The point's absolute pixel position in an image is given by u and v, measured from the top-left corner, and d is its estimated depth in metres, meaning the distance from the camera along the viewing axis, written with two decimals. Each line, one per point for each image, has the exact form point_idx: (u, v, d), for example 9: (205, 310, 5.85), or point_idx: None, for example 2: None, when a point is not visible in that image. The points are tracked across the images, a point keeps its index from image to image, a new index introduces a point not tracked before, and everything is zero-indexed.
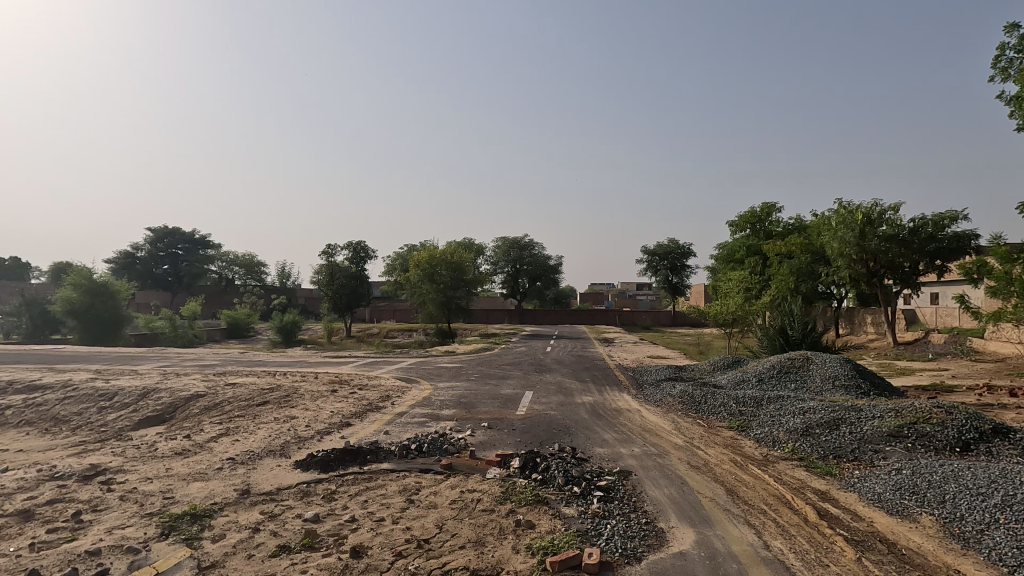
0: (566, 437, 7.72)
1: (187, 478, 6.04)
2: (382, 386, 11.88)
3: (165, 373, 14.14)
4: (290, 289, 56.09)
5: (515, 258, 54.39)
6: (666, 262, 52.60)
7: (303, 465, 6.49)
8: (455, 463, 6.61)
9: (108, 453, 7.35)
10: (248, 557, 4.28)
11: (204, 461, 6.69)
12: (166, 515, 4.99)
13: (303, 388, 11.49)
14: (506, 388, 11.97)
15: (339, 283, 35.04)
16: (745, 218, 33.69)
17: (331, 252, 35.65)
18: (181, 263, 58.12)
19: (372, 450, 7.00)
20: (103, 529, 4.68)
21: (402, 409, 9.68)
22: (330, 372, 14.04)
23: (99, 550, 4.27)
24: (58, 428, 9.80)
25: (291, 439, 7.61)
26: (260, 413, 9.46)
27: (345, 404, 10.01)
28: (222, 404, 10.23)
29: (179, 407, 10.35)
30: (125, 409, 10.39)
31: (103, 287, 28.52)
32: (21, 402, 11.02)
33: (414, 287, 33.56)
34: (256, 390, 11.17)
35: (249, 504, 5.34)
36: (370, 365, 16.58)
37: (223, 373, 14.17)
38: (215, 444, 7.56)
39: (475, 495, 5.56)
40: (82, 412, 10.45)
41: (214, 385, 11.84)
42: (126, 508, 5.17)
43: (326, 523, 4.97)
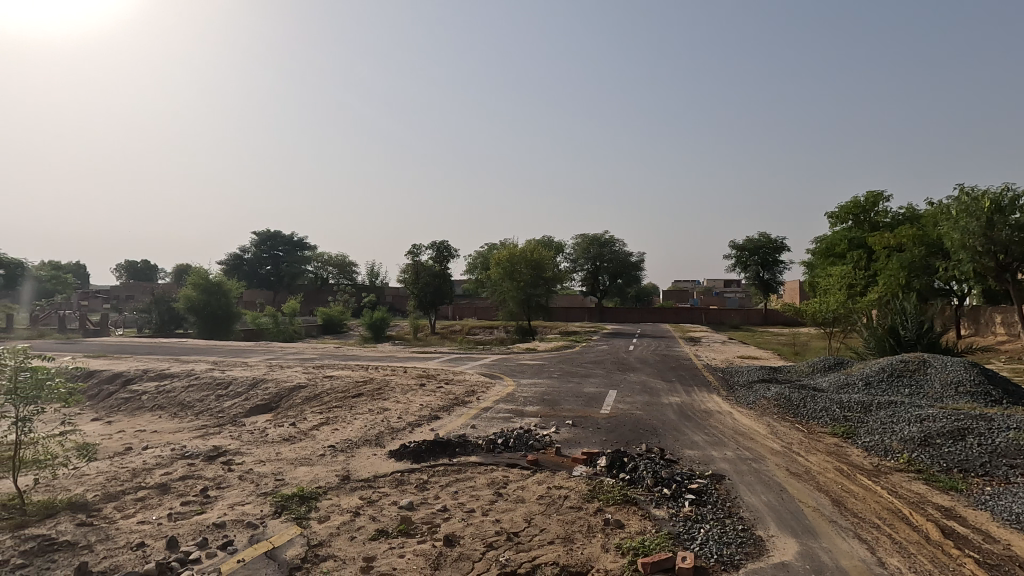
0: (654, 438, 7.53)
1: (294, 462, 6.55)
2: (467, 381, 12.21)
3: (270, 366, 15.35)
4: (378, 287, 58.79)
5: (596, 255, 53.69)
6: (756, 258, 49.80)
7: (398, 455, 6.80)
8: (541, 460, 6.66)
9: (226, 436, 8.12)
10: (351, 539, 4.56)
11: (309, 448, 7.19)
12: (279, 495, 5.43)
13: (393, 381, 12.04)
14: (589, 386, 11.88)
15: (423, 282, 36.29)
16: (847, 209, 31.15)
17: (417, 252, 36.95)
18: (282, 263, 62.71)
19: (460, 443, 7.20)
20: (226, 505, 5.18)
21: (487, 404, 9.89)
22: (417, 367, 14.61)
23: (224, 524, 4.72)
24: (184, 413, 10.96)
25: (385, 430, 8.01)
26: (356, 404, 10.04)
27: (432, 398, 10.35)
28: (321, 395, 10.94)
29: (285, 396, 11.22)
30: (239, 397, 11.41)
31: (217, 286, 31.28)
32: (153, 389, 12.40)
33: (495, 287, 34.11)
34: (352, 383, 11.85)
35: (350, 489, 5.70)
36: (454, 360, 17.07)
37: (321, 366, 15.14)
38: (317, 432, 8.11)
39: (562, 492, 5.58)
40: (203, 398, 11.59)
41: (313, 378, 12.69)
42: (244, 487, 5.69)
43: (420, 511, 5.19)
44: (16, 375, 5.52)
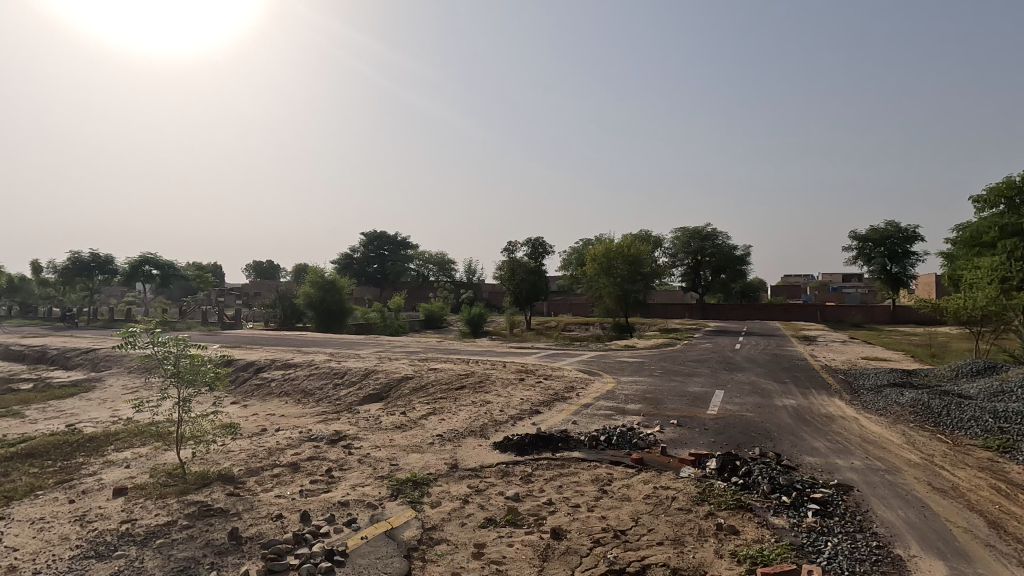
0: (768, 442, 7.08)
1: (407, 449, 6.93)
2: (566, 377, 12.20)
3: (380, 357, 16.37)
4: (475, 284, 60.46)
5: (696, 249, 51.34)
6: (882, 248, 45.06)
7: (502, 447, 6.97)
8: (646, 459, 6.51)
9: (344, 422, 8.79)
10: (462, 525, 4.75)
11: (419, 436, 7.58)
12: (395, 479, 5.78)
13: (494, 375, 12.33)
14: (694, 386, 11.41)
15: (519, 278, 36.79)
16: (996, 191, 27.35)
17: (512, 249, 37.54)
18: (387, 262, 66.43)
19: (563, 438, 7.23)
20: (349, 485, 5.61)
21: (587, 400, 9.83)
22: (517, 362, 14.85)
23: (348, 502, 5.11)
24: (307, 400, 12.00)
25: (489, 422, 8.23)
26: (460, 396, 10.41)
27: (533, 392, 10.48)
28: (427, 386, 11.49)
29: (394, 386, 11.90)
30: (353, 386, 12.29)
31: (332, 283, 33.70)
32: (280, 376, 13.70)
33: (591, 282, 33.77)
34: (455, 375, 12.30)
35: (458, 477, 5.92)
36: (552, 356, 17.15)
37: (426, 359, 15.88)
38: (425, 421, 8.52)
39: (670, 493, 5.41)
40: (322, 386, 12.62)
41: (419, 369, 13.35)
42: (363, 470, 6.12)
43: (526, 503, 5.28)
44: (177, 361, 6.34)
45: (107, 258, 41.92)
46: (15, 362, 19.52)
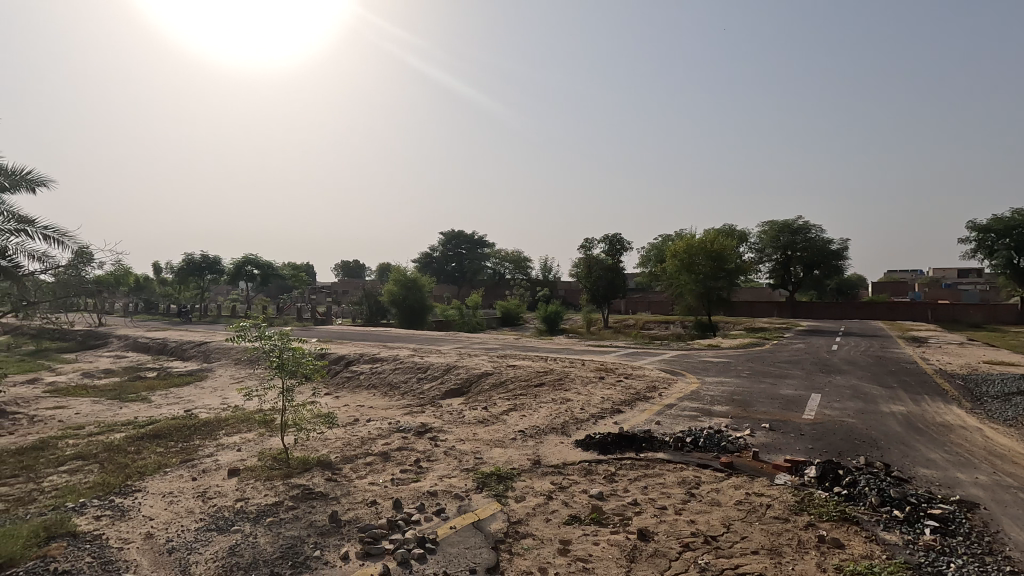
0: (875, 451, 6.54)
1: (490, 443, 7.06)
2: (648, 377, 11.92)
3: (460, 354, 16.79)
4: (552, 282, 60.31)
5: (786, 243, 48.32)
6: (1007, 241, 40.17)
7: (584, 445, 6.93)
8: (736, 462, 6.23)
9: (429, 415, 9.11)
10: (547, 521, 4.77)
11: (501, 431, 7.70)
12: (480, 472, 5.91)
13: (573, 373, 12.28)
14: (787, 388, 10.75)
15: (596, 275, 36.28)
16: None
17: (589, 246, 37.13)
18: (465, 260, 67.87)
19: (646, 438, 7.08)
20: (436, 476, 5.81)
21: (670, 401, 9.56)
22: (595, 360, 14.70)
23: (436, 492, 5.29)
24: (393, 393, 12.55)
25: (570, 419, 8.21)
26: (540, 393, 10.47)
27: (613, 391, 10.32)
28: (506, 382, 11.65)
29: (475, 382, 12.17)
30: (436, 381, 12.69)
31: (413, 281, 34.90)
32: (368, 370, 14.41)
33: (672, 280, 32.72)
34: (534, 372, 12.37)
35: (541, 473, 5.96)
36: (632, 355, 16.81)
37: (505, 356, 16.09)
38: (507, 416, 8.65)
39: (764, 500, 5.14)
40: (407, 380, 13.15)
41: (498, 366, 13.55)
42: (450, 462, 6.31)
43: (610, 502, 5.21)
44: (281, 353, 6.86)
45: (215, 259, 45.95)
46: (143, 353, 21.91)
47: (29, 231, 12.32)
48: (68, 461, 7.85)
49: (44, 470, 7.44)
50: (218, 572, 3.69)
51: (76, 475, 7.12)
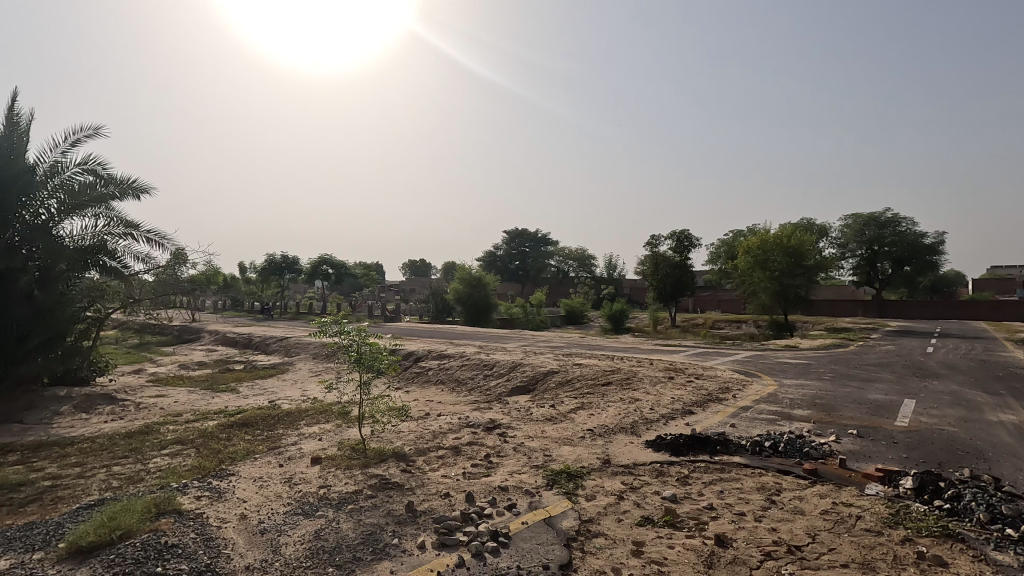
0: (981, 463, 5.98)
1: (558, 441, 7.06)
2: (720, 378, 11.48)
3: (526, 351, 16.86)
4: (616, 279, 59.32)
5: (872, 238, 45.07)
6: None
7: (654, 446, 6.78)
8: (821, 470, 5.88)
9: (497, 411, 9.22)
10: (618, 521, 4.70)
11: (569, 429, 7.67)
12: (549, 470, 5.91)
13: (641, 372, 12.03)
14: (875, 393, 10.03)
15: (663, 272, 35.29)
16: None
17: (655, 243, 36.23)
18: (529, 259, 68.06)
19: (721, 441, 6.82)
20: (506, 471, 5.87)
21: (745, 403, 9.16)
22: (664, 360, 14.32)
23: (507, 488, 5.35)
24: (461, 389, 12.79)
25: (640, 419, 8.05)
26: (607, 393, 10.34)
27: (684, 392, 10.03)
28: (573, 381, 11.59)
29: (541, 379, 12.19)
30: (502, 378, 12.81)
31: (477, 279, 35.35)
32: (436, 366, 14.78)
33: (745, 277, 31.31)
34: (600, 371, 12.23)
35: (612, 473, 5.88)
36: (702, 355, 16.24)
37: (570, 354, 16.01)
38: (575, 415, 8.60)
39: (853, 511, 4.83)
40: (474, 376, 13.37)
41: (564, 364, 13.50)
42: (519, 458, 6.36)
43: (684, 505, 5.07)
44: (359, 348, 7.19)
45: (293, 259, 48.72)
46: (231, 346, 23.58)
47: (135, 234, 13.57)
48: (169, 445, 8.58)
49: (149, 453, 8.17)
50: (306, 553, 3.92)
51: (177, 458, 7.77)
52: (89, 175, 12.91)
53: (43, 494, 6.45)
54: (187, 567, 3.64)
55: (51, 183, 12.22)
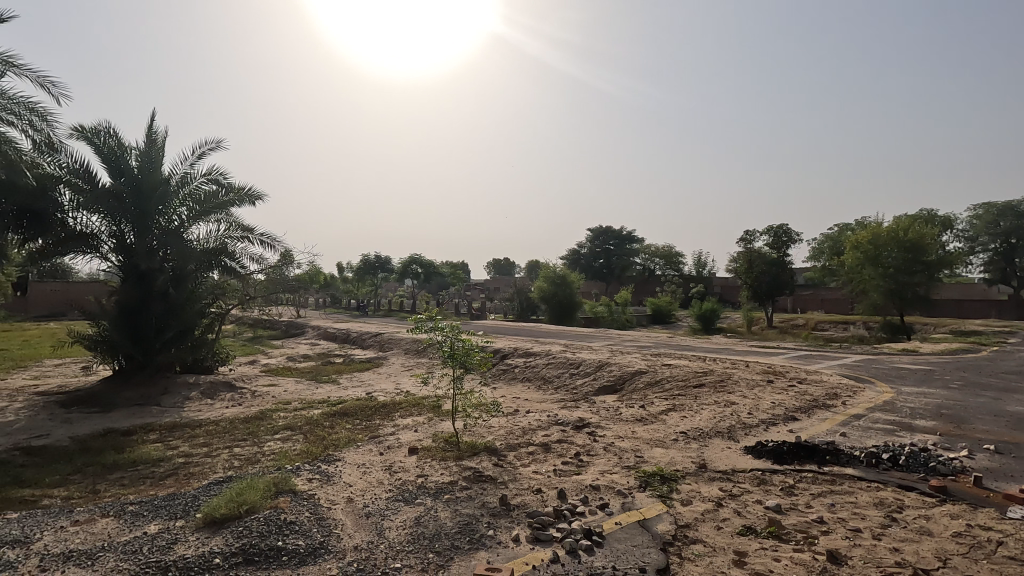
0: None
1: (650, 443, 6.89)
2: (827, 383, 10.65)
3: (612, 351, 16.58)
4: (707, 278, 56.79)
5: (1008, 229, 39.91)
6: None
7: (754, 452, 6.43)
8: (950, 488, 5.30)
9: (585, 410, 9.17)
10: (718, 529, 4.51)
11: (661, 431, 7.46)
12: (642, 471, 5.78)
13: (737, 374, 11.44)
14: (1016, 405, 8.86)
15: (758, 270, 33.30)
16: None
17: (750, 239, 34.28)
18: (613, 257, 66.87)
19: (830, 450, 6.34)
20: (598, 471, 5.82)
21: (857, 410, 8.45)
22: (761, 362, 13.54)
23: (598, 487, 5.30)
24: (547, 388, 12.83)
25: (737, 424, 7.67)
26: (700, 395, 9.94)
27: (786, 397, 9.42)
28: (662, 382, 11.26)
29: (629, 380, 11.94)
30: (589, 377, 12.69)
31: (562, 278, 35.27)
32: (522, 363, 14.94)
33: (853, 274, 28.82)
34: (692, 372, 11.77)
35: (709, 478, 5.66)
36: (805, 359, 15.16)
37: (659, 355, 15.54)
38: (666, 417, 8.35)
39: (993, 535, 4.30)
40: (560, 375, 13.37)
41: (653, 364, 13.13)
42: (610, 458, 6.28)
43: (790, 516, 4.76)
44: (453, 344, 7.45)
45: (386, 258, 51.30)
46: (331, 341, 25.25)
47: (250, 236, 14.91)
48: (280, 431, 9.34)
49: (264, 437, 8.95)
50: (408, 538, 4.12)
51: (288, 443, 8.44)
52: (213, 185, 14.33)
53: (178, 469, 7.25)
54: (304, 543, 3.96)
55: (182, 193, 13.71)
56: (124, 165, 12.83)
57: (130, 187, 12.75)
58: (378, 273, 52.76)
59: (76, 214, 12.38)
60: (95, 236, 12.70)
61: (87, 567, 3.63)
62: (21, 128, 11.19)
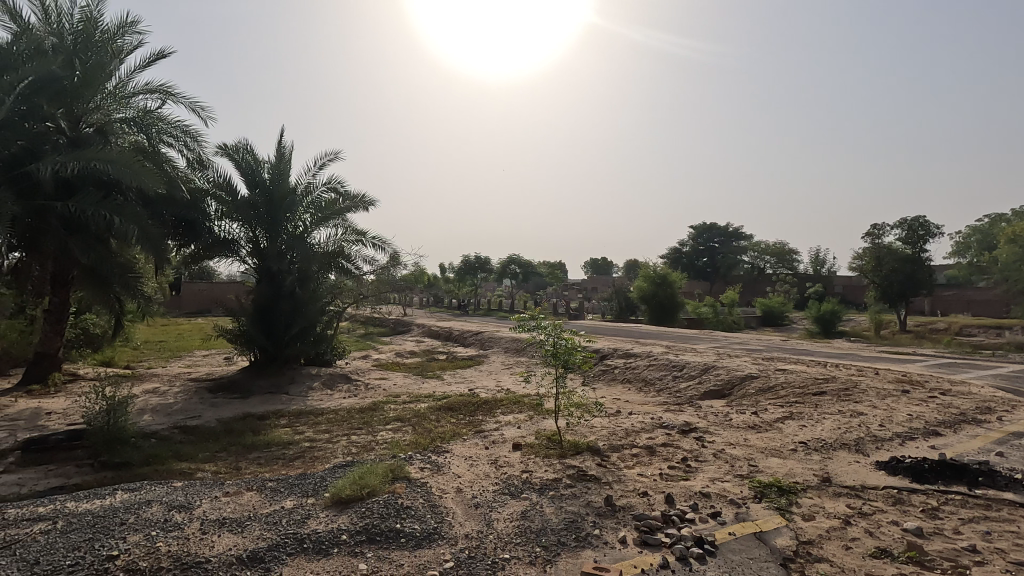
0: None
1: (765, 452, 6.49)
2: (977, 395, 9.36)
3: (719, 354, 15.76)
4: (825, 277, 52.15)
5: None
6: None
7: (888, 468, 5.82)
8: None
9: (691, 414, 8.83)
10: (846, 548, 4.15)
11: (777, 440, 6.99)
12: (756, 481, 5.46)
13: (864, 382, 10.41)
14: None
15: (888, 268, 30.02)
16: None
17: (879, 233, 30.99)
18: (718, 255, 63.53)
19: (983, 471, 5.58)
20: (708, 478, 5.58)
21: (1017, 428, 7.36)
22: (893, 370, 12.20)
23: (709, 494, 5.08)
24: (649, 391, 12.50)
25: (866, 436, 7.00)
26: (820, 403, 9.18)
27: (925, 409, 8.42)
28: (776, 388, 10.54)
29: (738, 385, 11.30)
30: (694, 380, 12.18)
31: (663, 277, 34.12)
32: (623, 364, 14.68)
33: (1009, 272, 25.07)
34: (811, 378, 10.88)
35: (834, 493, 5.22)
36: (947, 367, 13.43)
37: (772, 359, 14.53)
38: (783, 425, 7.81)
39: None
40: (663, 377, 12.95)
41: (764, 369, 12.32)
42: (720, 465, 6.00)
43: (934, 542, 4.26)
44: (555, 343, 7.50)
45: (485, 259, 52.64)
46: (435, 339, 26.42)
47: (364, 240, 16.01)
48: (392, 421, 9.95)
49: (378, 427, 9.57)
50: (515, 531, 4.22)
51: (398, 433, 8.96)
52: (332, 193, 15.55)
53: (305, 452, 7.98)
54: (419, 527, 4.20)
55: (306, 201, 15.03)
56: (259, 177, 14.30)
57: (263, 197, 14.18)
58: (477, 274, 54.31)
59: (220, 222, 14.04)
60: (235, 242, 14.29)
61: (238, 533, 4.12)
62: (178, 148, 12.86)
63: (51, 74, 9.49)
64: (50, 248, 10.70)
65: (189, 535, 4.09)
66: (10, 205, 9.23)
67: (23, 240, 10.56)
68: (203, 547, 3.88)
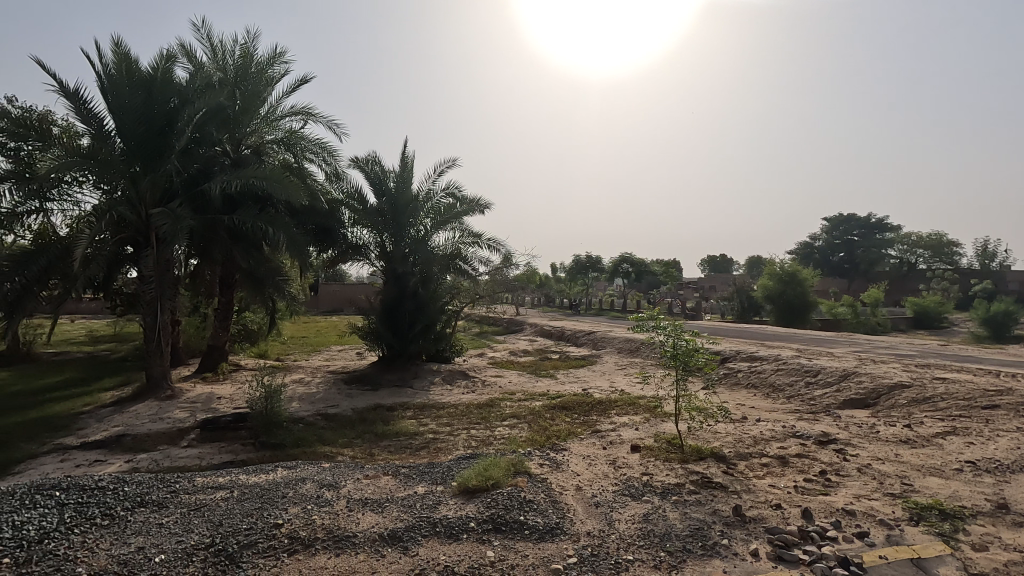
0: None
1: (922, 470, 5.77)
2: None
3: (861, 359, 14.21)
4: (996, 273, 44.82)
5: None
6: None
7: None
8: None
9: (829, 424, 8.08)
10: None
11: (937, 457, 6.18)
12: (912, 502, 4.89)
13: None
14: None
15: None
16: None
17: None
18: (858, 250, 57.22)
19: None
20: (852, 494, 5.09)
21: None
22: None
23: (854, 512, 4.65)
24: (778, 398, 11.61)
25: None
26: (992, 418, 7.95)
27: None
28: (934, 399, 9.29)
29: (885, 394, 10.12)
30: (831, 388, 11.12)
31: (793, 274, 31.47)
32: (747, 368, 13.79)
33: None
34: (979, 388, 9.45)
35: (1013, 523, 4.52)
36: None
37: (927, 366, 12.82)
38: (943, 441, 6.89)
39: None
40: (793, 383, 11.98)
41: (918, 377, 10.91)
42: (866, 481, 5.44)
43: None
44: (676, 344, 7.24)
45: (597, 258, 52.00)
46: (547, 338, 26.68)
47: (479, 242, 16.64)
48: (508, 418, 10.24)
49: (495, 422, 9.91)
50: (638, 533, 4.18)
51: (515, 429, 9.22)
52: (450, 198, 16.36)
53: (429, 443, 8.49)
54: (542, 521, 4.31)
55: (427, 206, 15.94)
56: (386, 186, 15.40)
57: (390, 204, 15.27)
58: (590, 274, 53.77)
59: (353, 228, 15.38)
60: (366, 247, 15.54)
61: (378, 513, 4.51)
62: (319, 164, 14.23)
63: (219, 106, 11.03)
64: (219, 255, 12.44)
65: (337, 511, 4.57)
66: (189, 219, 10.87)
67: (199, 249, 12.38)
68: (350, 523, 4.31)
